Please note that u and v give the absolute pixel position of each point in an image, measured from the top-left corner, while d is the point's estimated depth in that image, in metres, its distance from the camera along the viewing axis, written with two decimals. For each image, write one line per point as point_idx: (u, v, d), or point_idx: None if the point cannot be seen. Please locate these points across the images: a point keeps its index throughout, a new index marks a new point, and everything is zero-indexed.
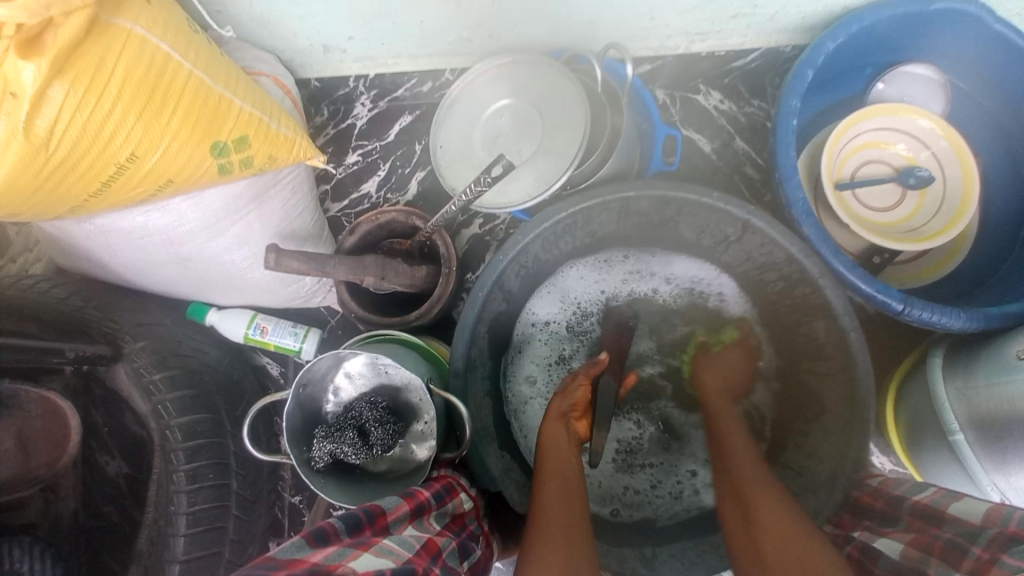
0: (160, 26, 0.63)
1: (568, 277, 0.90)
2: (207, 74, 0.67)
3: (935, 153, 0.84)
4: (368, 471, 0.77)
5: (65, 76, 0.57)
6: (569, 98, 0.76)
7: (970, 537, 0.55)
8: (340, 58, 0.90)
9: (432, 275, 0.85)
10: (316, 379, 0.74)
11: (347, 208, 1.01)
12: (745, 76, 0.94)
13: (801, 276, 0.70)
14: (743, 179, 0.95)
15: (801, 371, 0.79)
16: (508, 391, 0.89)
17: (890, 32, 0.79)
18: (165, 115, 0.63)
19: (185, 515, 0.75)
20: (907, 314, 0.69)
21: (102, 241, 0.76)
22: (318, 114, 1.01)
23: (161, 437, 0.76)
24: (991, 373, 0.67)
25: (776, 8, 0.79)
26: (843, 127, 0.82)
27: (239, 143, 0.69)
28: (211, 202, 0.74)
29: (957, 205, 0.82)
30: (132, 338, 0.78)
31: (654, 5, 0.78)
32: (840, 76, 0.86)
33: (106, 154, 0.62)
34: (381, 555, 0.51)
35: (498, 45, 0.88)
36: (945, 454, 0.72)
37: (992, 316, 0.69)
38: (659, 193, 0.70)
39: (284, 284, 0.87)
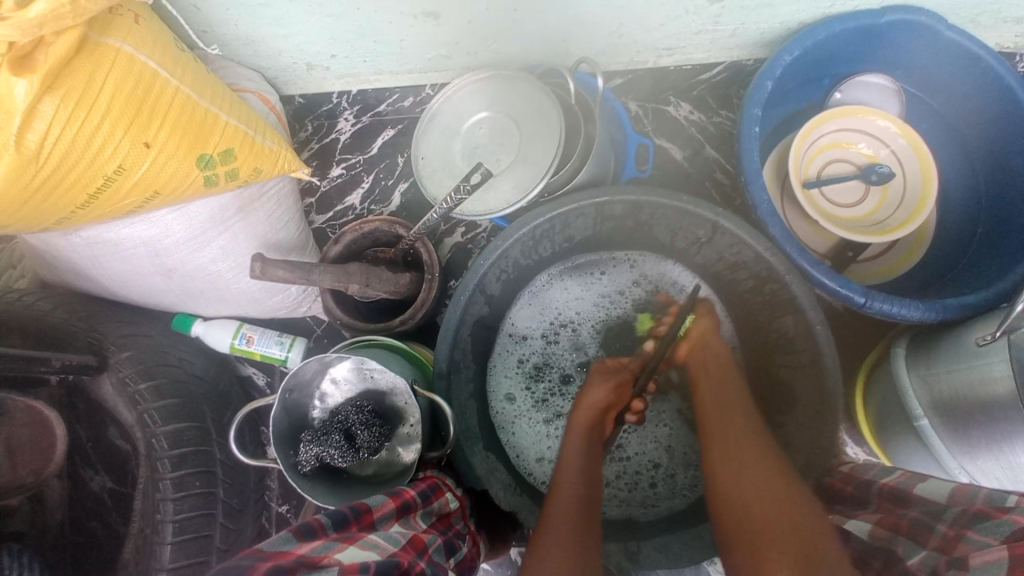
0: (148, 45, 0.66)
1: (545, 291, 0.93)
2: (194, 90, 0.69)
3: (894, 151, 0.89)
4: (355, 474, 0.78)
5: (54, 92, 0.59)
6: (544, 109, 0.80)
7: (936, 515, 0.57)
8: (323, 75, 0.93)
9: (415, 282, 0.88)
10: (303, 384, 0.76)
11: (331, 220, 1.03)
12: (711, 88, 0.98)
13: (769, 273, 0.73)
14: (714, 185, 0.99)
15: (775, 365, 0.81)
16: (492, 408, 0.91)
17: (845, 45, 0.84)
18: (152, 130, 0.65)
19: (170, 523, 0.75)
20: (869, 306, 0.72)
21: (88, 254, 0.78)
22: (302, 129, 1.04)
23: (147, 446, 0.77)
24: (950, 360, 0.71)
25: (736, 25, 0.84)
26: (808, 130, 0.87)
27: (225, 155, 0.71)
28: (197, 213, 0.76)
29: (918, 199, 0.87)
30: (118, 348, 0.79)
31: (623, 22, 0.82)
32: (802, 86, 0.91)
33: (94, 167, 0.64)
34: (367, 548, 0.53)
35: (475, 61, 0.92)
36: (914, 441, 0.75)
37: (949, 306, 0.72)
38: (633, 197, 0.73)
39: (270, 294, 0.89)
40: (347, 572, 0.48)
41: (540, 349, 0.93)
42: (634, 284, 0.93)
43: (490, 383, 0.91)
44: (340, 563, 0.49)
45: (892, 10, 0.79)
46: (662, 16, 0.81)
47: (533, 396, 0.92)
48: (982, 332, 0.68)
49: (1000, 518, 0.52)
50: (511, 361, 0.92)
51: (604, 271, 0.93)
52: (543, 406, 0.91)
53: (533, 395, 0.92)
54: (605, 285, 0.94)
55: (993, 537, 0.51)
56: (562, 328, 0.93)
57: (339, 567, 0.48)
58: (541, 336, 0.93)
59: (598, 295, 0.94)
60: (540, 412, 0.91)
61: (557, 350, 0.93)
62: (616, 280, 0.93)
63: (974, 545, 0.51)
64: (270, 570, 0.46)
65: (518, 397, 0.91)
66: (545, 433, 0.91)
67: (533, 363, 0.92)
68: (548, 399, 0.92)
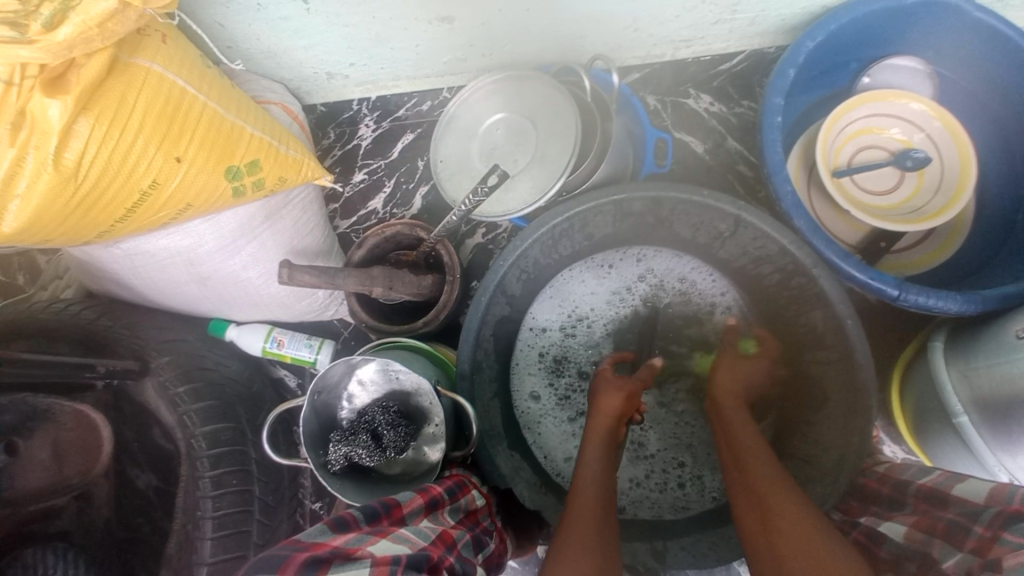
0: (175, 63, 0.69)
1: (563, 283, 0.92)
2: (220, 104, 0.72)
3: (930, 135, 0.85)
4: (382, 473, 0.80)
5: (89, 112, 0.62)
6: (560, 108, 0.79)
7: (972, 516, 0.56)
8: (343, 84, 0.95)
9: (437, 283, 0.89)
10: (330, 386, 0.78)
11: (355, 225, 1.06)
12: (732, 78, 0.96)
13: (795, 267, 0.72)
14: (737, 177, 0.97)
15: (804, 361, 0.79)
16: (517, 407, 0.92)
17: (872, 28, 0.81)
18: (183, 145, 0.68)
19: (210, 519, 0.79)
20: (903, 299, 0.69)
21: (128, 265, 0.82)
22: (326, 137, 1.06)
23: (187, 447, 0.81)
24: (990, 354, 0.68)
25: (755, 13, 0.82)
26: (836, 117, 0.84)
27: (252, 166, 0.73)
28: (227, 222, 0.79)
29: (956, 183, 0.83)
30: (158, 354, 0.83)
31: (638, 16, 0.82)
32: (827, 72, 0.88)
33: (130, 182, 0.67)
34: (398, 542, 0.54)
35: (491, 63, 0.92)
36: (952, 438, 0.72)
37: (989, 297, 0.69)
38: (652, 194, 0.73)
39: (298, 299, 0.92)
40: (381, 564, 0.49)
41: (558, 344, 0.92)
42: (644, 272, 0.92)
43: (515, 382, 0.92)
44: (373, 555, 0.50)
45: None
46: (677, 8, 0.80)
47: (554, 391, 0.92)
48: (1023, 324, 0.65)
49: None
50: (533, 358, 0.92)
51: (621, 260, 0.92)
52: (566, 402, 0.92)
53: (556, 393, 0.92)
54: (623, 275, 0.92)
55: None
56: (580, 321, 0.92)
57: (372, 558, 0.49)
58: (559, 330, 0.92)
59: (616, 287, 0.92)
60: (562, 409, 0.92)
61: (575, 345, 0.92)
62: (635, 269, 0.92)
63: (1009, 547, 0.49)
64: (307, 561, 0.47)
65: (542, 395, 0.92)
66: (570, 432, 0.91)
67: (553, 359, 0.92)
68: (570, 396, 0.92)
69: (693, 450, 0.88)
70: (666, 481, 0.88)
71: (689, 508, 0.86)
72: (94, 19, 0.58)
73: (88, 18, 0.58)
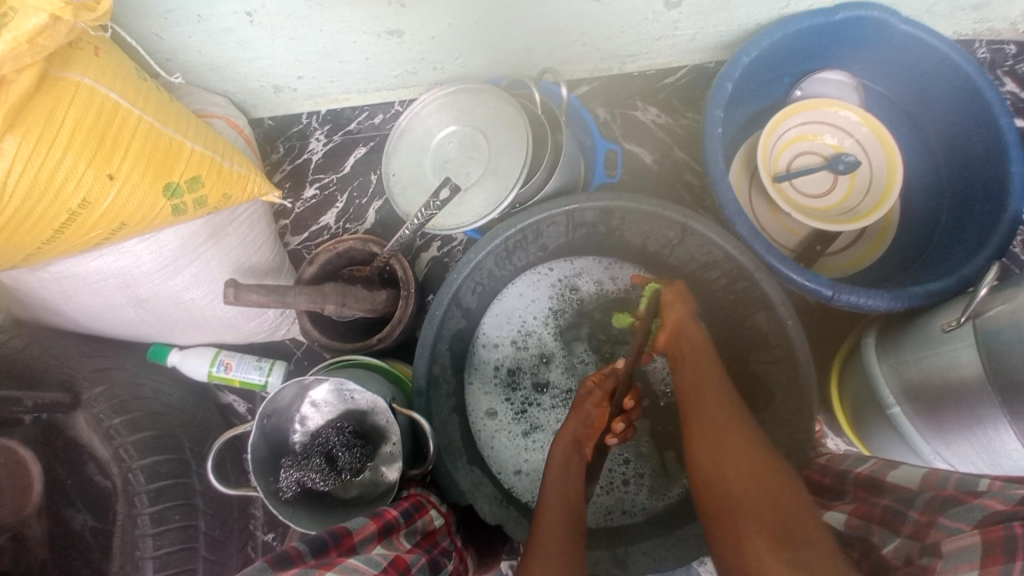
0: (109, 77, 0.66)
1: (505, 300, 0.92)
2: (157, 119, 0.69)
3: (859, 140, 0.90)
4: (338, 497, 0.77)
5: (16, 130, 0.59)
6: (511, 120, 0.80)
7: (906, 501, 0.58)
8: (292, 96, 0.94)
9: (392, 299, 0.88)
10: (281, 409, 0.75)
11: (307, 241, 1.03)
12: (677, 91, 1.00)
13: (739, 271, 0.74)
14: (685, 186, 1.00)
15: (752, 362, 0.82)
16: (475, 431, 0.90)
17: (802, 44, 0.86)
18: (116, 161, 0.65)
19: (151, 559, 0.75)
20: (838, 299, 0.73)
21: (57, 290, 0.77)
22: (274, 151, 1.03)
23: (124, 482, 0.76)
24: (919, 347, 0.72)
25: (694, 29, 0.86)
26: (773, 125, 0.89)
27: (193, 183, 0.70)
28: (167, 242, 0.75)
29: (885, 184, 0.88)
30: (90, 384, 0.78)
31: (584, 31, 0.84)
32: (763, 85, 0.92)
33: (58, 202, 0.63)
34: (345, 574, 0.52)
35: (442, 76, 0.93)
36: (889, 430, 0.76)
37: (915, 294, 0.74)
38: (602, 204, 0.74)
39: (247, 319, 0.89)
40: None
41: (511, 357, 0.92)
42: (581, 274, 0.93)
43: (470, 404, 0.91)
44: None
45: (845, 7, 0.80)
46: (622, 24, 0.83)
47: (512, 404, 0.91)
48: (948, 318, 0.70)
49: (972, 503, 0.53)
50: (487, 373, 0.91)
51: (552, 268, 0.93)
52: (523, 416, 0.91)
53: (512, 407, 0.91)
54: (558, 282, 0.93)
55: (964, 523, 0.51)
56: (526, 332, 0.92)
57: None
58: (510, 345, 0.92)
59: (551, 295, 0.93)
60: (519, 423, 0.90)
61: (529, 358, 0.92)
62: (568, 272, 0.93)
63: (945, 531, 0.52)
64: None
65: (499, 410, 0.91)
66: (523, 445, 0.90)
67: (508, 374, 0.92)
68: (528, 410, 0.91)
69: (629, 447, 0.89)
70: (612, 480, 0.88)
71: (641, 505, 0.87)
72: (25, 35, 0.55)
73: (20, 35, 0.55)
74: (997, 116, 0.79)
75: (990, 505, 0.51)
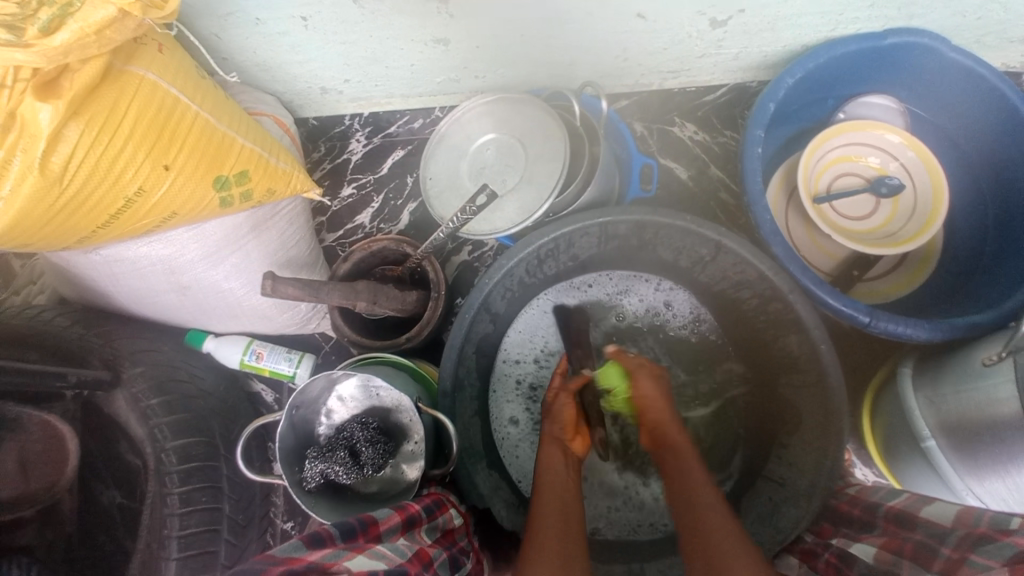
0: (170, 72, 0.68)
1: (532, 312, 0.93)
2: (212, 114, 0.71)
3: (904, 163, 0.89)
4: (359, 491, 0.79)
5: (80, 117, 0.62)
6: (549, 131, 0.81)
7: (941, 539, 0.58)
8: (337, 98, 0.96)
9: (422, 299, 0.89)
10: (309, 401, 0.77)
11: (342, 238, 1.05)
12: (716, 109, 1.00)
13: (773, 293, 0.73)
14: (719, 205, 1.00)
15: (780, 385, 0.81)
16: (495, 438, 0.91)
17: (848, 67, 0.85)
18: (172, 153, 0.68)
19: (175, 538, 0.77)
20: (874, 326, 0.71)
21: (107, 271, 0.80)
22: (315, 150, 1.06)
23: (156, 461, 0.79)
24: (957, 381, 0.70)
25: (738, 48, 0.86)
26: (815, 145, 0.88)
27: (240, 177, 0.73)
28: (211, 233, 0.78)
29: (930, 210, 0.87)
30: (130, 364, 0.81)
31: (625, 47, 0.85)
32: (806, 106, 0.91)
33: (116, 189, 0.66)
34: (374, 558, 0.53)
35: (483, 84, 0.94)
36: (922, 465, 0.74)
37: (956, 325, 0.72)
38: (636, 218, 0.74)
39: (281, 311, 0.91)
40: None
41: (533, 374, 0.92)
42: (617, 293, 0.93)
43: (492, 410, 0.92)
44: (348, 570, 0.50)
45: (894, 32, 0.79)
46: (665, 41, 0.84)
47: (532, 416, 0.91)
48: (988, 352, 0.68)
49: (1003, 541, 0.53)
50: (509, 386, 0.92)
51: (586, 283, 0.93)
52: (540, 428, 0.91)
53: (532, 417, 0.91)
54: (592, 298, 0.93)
55: (994, 560, 0.51)
56: (552, 347, 0.93)
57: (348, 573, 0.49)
58: (534, 361, 0.93)
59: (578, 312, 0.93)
60: (540, 433, 0.91)
61: (551, 374, 0.92)
62: (601, 289, 0.93)
63: (975, 568, 0.52)
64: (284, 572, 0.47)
65: (520, 419, 0.92)
66: None
67: (529, 387, 0.92)
68: (544, 421, 0.91)
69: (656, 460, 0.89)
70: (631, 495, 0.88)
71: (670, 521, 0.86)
72: (92, 26, 0.58)
73: (86, 25, 0.58)
74: None
75: (1019, 543, 0.52)
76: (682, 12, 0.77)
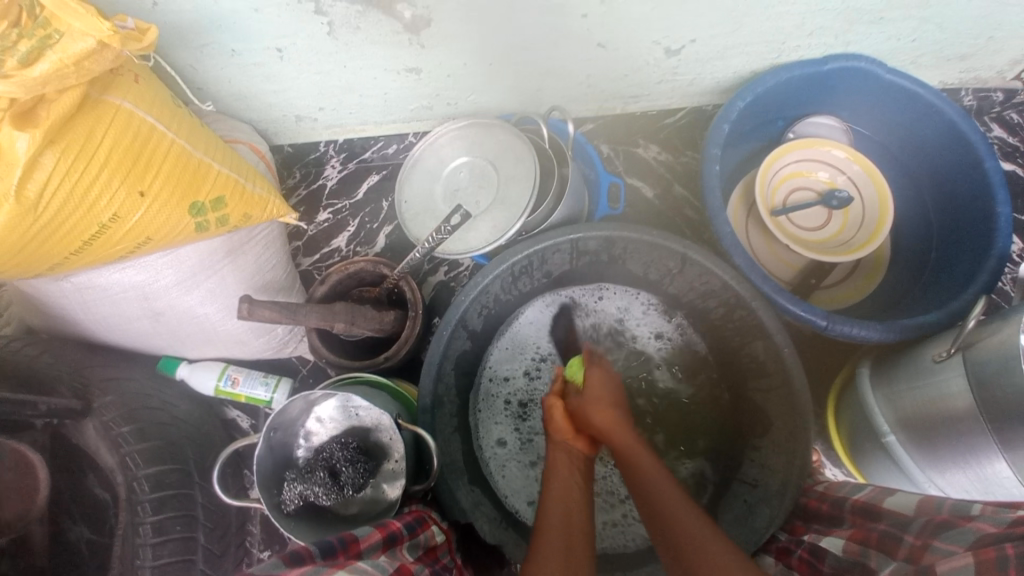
0: (147, 102, 0.70)
1: (516, 328, 0.96)
2: (188, 142, 0.73)
3: (851, 177, 0.95)
4: (339, 513, 0.78)
5: (56, 146, 0.63)
6: (519, 152, 0.84)
7: (903, 527, 0.60)
8: (312, 126, 0.99)
9: (399, 319, 0.90)
10: (287, 423, 0.76)
11: (318, 262, 1.06)
12: (676, 131, 1.05)
13: (736, 300, 0.77)
14: (684, 220, 1.04)
15: (749, 390, 0.84)
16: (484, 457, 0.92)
17: (795, 90, 0.92)
18: (148, 180, 0.69)
19: (149, 568, 0.75)
20: (831, 329, 0.75)
21: (78, 299, 0.80)
22: (291, 177, 1.08)
23: (126, 490, 0.76)
24: (911, 378, 0.74)
25: (694, 74, 0.92)
26: (769, 163, 0.94)
27: (216, 203, 0.74)
28: (187, 257, 0.79)
29: (877, 220, 0.92)
30: (101, 392, 0.80)
31: (589, 73, 0.90)
32: (760, 126, 0.98)
33: (89, 216, 0.67)
34: (355, 573, 0.53)
35: (455, 110, 0.98)
36: (886, 461, 0.78)
37: (906, 326, 0.76)
38: (605, 234, 0.78)
39: (257, 335, 0.91)
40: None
41: (522, 389, 0.95)
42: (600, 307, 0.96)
43: (481, 431, 0.93)
44: None
45: (833, 58, 0.86)
46: (625, 67, 0.89)
47: (520, 434, 0.93)
48: (937, 349, 0.72)
49: (964, 527, 0.54)
50: (498, 404, 0.95)
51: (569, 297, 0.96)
52: (529, 446, 0.93)
53: (520, 436, 0.93)
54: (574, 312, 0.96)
55: (958, 546, 0.52)
56: (539, 361, 0.95)
57: None
58: (523, 375, 0.95)
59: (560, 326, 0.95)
60: (528, 452, 0.92)
61: (538, 388, 0.94)
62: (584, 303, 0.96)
63: (940, 553, 0.52)
64: None
65: (509, 439, 0.93)
66: (533, 475, 0.91)
67: (518, 403, 0.94)
68: (533, 440, 0.93)
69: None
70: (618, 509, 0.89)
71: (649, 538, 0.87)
72: (71, 57, 0.60)
73: (65, 56, 0.60)
74: (984, 159, 0.84)
75: (980, 528, 0.53)
76: (640, 41, 0.83)
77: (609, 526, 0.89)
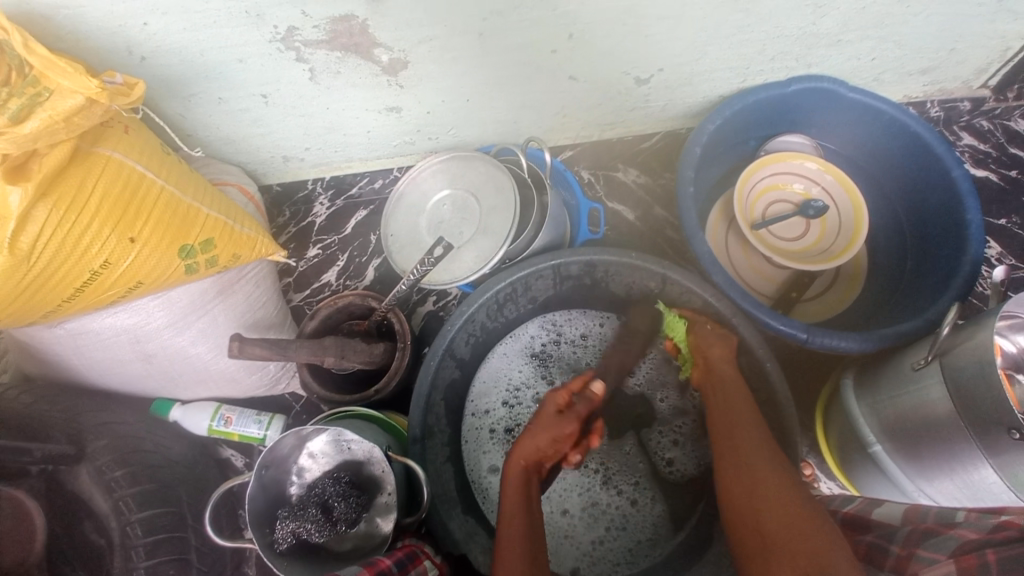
0: (135, 151, 0.73)
1: (492, 364, 0.96)
2: (177, 187, 0.75)
3: (825, 187, 0.97)
4: (332, 549, 0.78)
5: (48, 198, 0.65)
6: (501, 183, 0.87)
7: (890, 537, 0.60)
8: (299, 165, 1.02)
9: (389, 351, 0.92)
10: (279, 460, 0.78)
11: (308, 297, 1.08)
12: (654, 154, 1.08)
13: (717, 317, 0.78)
14: (665, 241, 1.07)
15: None
16: (479, 484, 0.92)
17: (764, 112, 0.95)
18: (138, 226, 0.71)
19: None
20: (812, 342, 0.76)
21: (71, 345, 0.81)
22: (280, 215, 1.11)
23: (120, 535, 0.78)
24: (895, 388, 0.75)
25: (664, 100, 0.96)
26: (744, 178, 0.96)
27: (206, 245, 0.76)
28: (178, 300, 0.80)
29: (853, 227, 0.94)
30: (95, 437, 0.81)
31: (563, 105, 0.94)
32: (733, 146, 1.01)
33: (81, 262, 0.69)
34: None
35: (437, 144, 1.01)
36: (874, 468, 0.79)
37: (884, 336, 0.77)
38: (585, 258, 0.80)
39: (249, 372, 0.92)
40: None
41: (507, 418, 0.95)
42: (583, 331, 0.97)
43: (471, 459, 0.93)
44: None
45: (797, 79, 0.89)
46: (598, 97, 0.93)
47: None
48: (916, 357, 0.73)
49: (948, 534, 0.54)
50: (485, 435, 0.94)
51: (534, 329, 0.97)
52: None
53: None
54: (545, 341, 0.97)
55: (940, 553, 0.52)
56: (518, 391, 0.96)
57: None
58: (503, 407, 0.95)
59: (530, 355, 0.97)
60: None
61: (522, 414, 0.95)
62: (554, 329, 0.98)
63: (924, 562, 0.53)
64: None
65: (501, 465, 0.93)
66: None
67: (505, 431, 0.94)
68: None
69: (614, 476, 0.90)
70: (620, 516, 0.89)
71: (652, 531, 0.88)
72: (59, 114, 0.63)
73: (54, 113, 0.63)
74: (950, 168, 0.86)
75: (963, 534, 0.53)
76: (610, 72, 0.86)
77: (618, 536, 0.88)
